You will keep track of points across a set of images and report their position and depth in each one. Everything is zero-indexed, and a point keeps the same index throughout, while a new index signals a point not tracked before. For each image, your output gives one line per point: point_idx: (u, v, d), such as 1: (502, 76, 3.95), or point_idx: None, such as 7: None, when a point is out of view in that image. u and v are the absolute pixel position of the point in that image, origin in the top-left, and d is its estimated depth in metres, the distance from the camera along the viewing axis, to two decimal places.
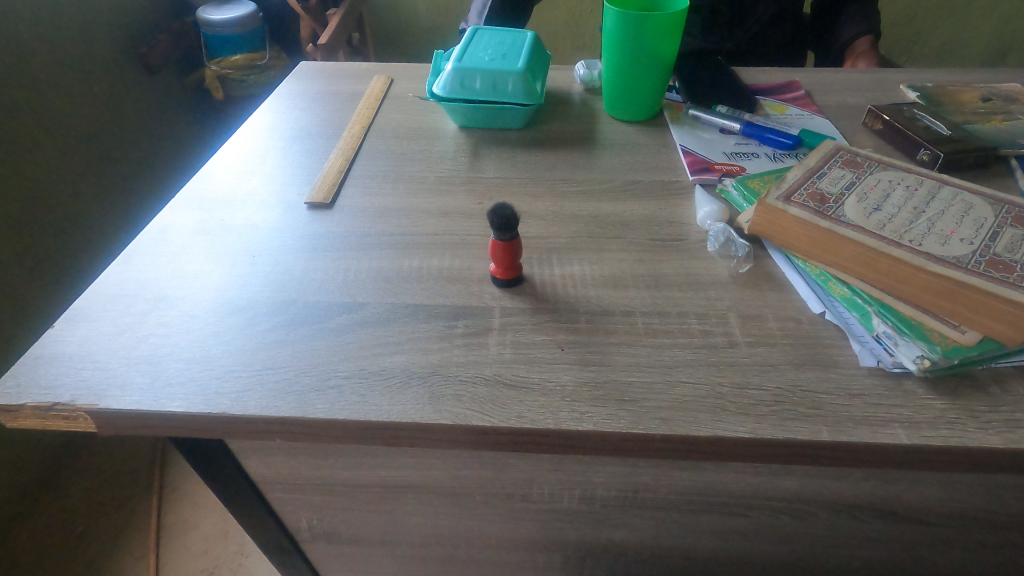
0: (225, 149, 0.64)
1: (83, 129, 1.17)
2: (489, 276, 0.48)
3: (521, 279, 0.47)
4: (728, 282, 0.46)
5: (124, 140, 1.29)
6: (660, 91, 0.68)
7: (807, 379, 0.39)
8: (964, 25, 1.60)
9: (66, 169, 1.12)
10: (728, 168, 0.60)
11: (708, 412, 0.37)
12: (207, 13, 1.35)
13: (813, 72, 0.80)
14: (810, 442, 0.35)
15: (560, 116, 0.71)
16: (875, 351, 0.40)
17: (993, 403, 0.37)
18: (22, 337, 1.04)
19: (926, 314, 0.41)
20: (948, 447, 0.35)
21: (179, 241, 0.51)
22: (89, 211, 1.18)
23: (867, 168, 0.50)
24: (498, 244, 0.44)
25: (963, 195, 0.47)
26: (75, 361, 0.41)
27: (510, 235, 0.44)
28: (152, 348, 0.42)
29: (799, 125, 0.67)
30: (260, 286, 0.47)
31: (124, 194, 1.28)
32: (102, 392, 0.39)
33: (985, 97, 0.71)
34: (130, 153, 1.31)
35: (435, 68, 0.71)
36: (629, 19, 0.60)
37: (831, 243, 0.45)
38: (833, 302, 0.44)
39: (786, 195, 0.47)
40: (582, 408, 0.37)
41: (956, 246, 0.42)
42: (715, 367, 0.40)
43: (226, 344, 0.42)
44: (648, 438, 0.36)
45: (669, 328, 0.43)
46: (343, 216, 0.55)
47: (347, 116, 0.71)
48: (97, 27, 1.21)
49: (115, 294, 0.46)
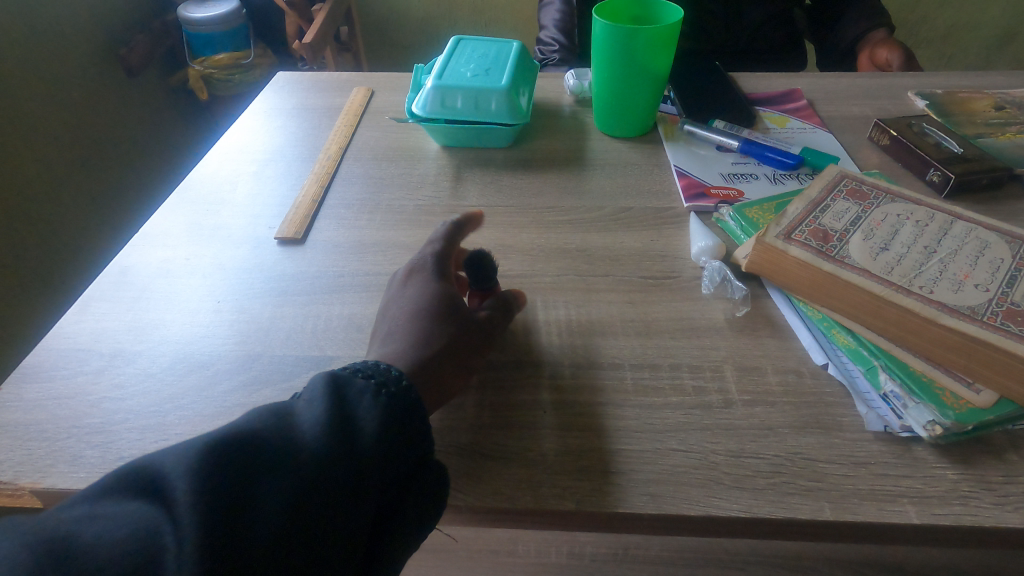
0: (193, 176, 0.61)
1: (64, 136, 1.13)
2: None
3: None
4: (723, 328, 0.43)
5: (106, 144, 1.25)
6: (654, 105, 0.64)
7: (809, 445, 0.36)
8: (971, 9, 1.55)
9: (47, 177, 1.08)
10: (725, 193, 0.56)
11: (701, 486, 0.34)
12: (189, 11, 1.30)
13: (815, 78, 0.76)
14: (812, 522, 0.32)
15: (548, 132, 0.68)
16: (882, 414, 0.37)
17: (1011, 472, 0.34)
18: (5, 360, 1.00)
19: (936, 369, 0.38)
20: (961, 527, 0.32)
21: (138, 286, 0.48)
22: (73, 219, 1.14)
23: (873, 199, 0.47)
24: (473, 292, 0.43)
25: (977, 231, 0.44)
26: (20, 432, 0.38)
27: (486, 287, 0.42)
28: (105, 414, 0.39)
29: (800, 140, 0.63)
30: (223, 339, 0.44)
31: (109, 199, 1.25)
32: (48, 467, 0.36)
33: (996, 106, 0.67)
34: (114, 157, 1.27)
35: (417, 83, 0.67)
36: (619, 32, 0.56)
37: (834, 287, 0.41)
38: (837, 353, 0.41)
39: (786, 232, 0.44)
40: (564, 482, 0.34)
41: (971, 293, 0.38)
42: (709, 430, 0.37)
43: (184, 409, 0.39)
44: (635, 516, 0.33)
45: (660, 384, 0.40)
46: (316, 252, 0.52)
47: (324, 135, 0.68)
48: (72, 28, 1.16)
49: (69, 348, 0.43)
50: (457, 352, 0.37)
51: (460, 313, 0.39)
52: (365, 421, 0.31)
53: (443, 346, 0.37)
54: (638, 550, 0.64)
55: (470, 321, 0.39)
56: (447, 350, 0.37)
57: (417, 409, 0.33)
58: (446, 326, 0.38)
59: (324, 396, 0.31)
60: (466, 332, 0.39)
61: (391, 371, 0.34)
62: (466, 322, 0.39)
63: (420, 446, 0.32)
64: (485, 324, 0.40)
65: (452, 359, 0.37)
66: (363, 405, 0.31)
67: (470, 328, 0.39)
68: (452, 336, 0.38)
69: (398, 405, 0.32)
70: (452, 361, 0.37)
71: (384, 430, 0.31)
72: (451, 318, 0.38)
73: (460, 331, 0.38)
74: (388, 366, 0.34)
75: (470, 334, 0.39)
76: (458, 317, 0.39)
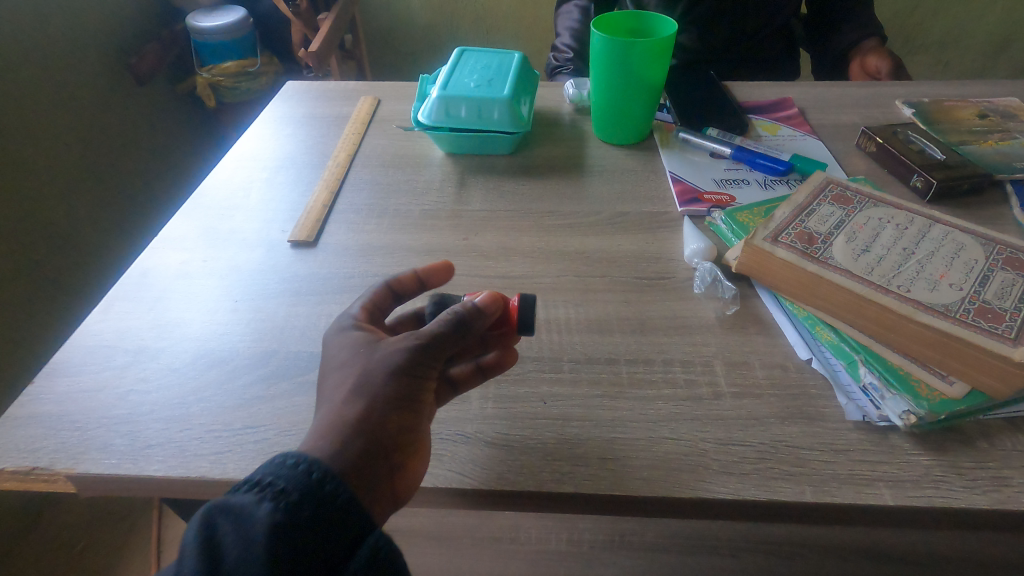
0: (208, 183, 0.63)
1: (76, 143, 1.16)
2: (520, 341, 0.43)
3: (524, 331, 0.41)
4: (714, 325, 0.46)
5: (117, 151, 1.28)
6: (650, 114, 0.67)
7: (792, 434, 0.38)
8: (967, 16, 1.57)
9: (60, 183, 1.11)
10: (717, 198, 0.59)
11: (691, 472, 0.36)
12: (196, 21, 1.33)
13: (807, 87, 0.78)
14: (793, 503, 0.35)
15: (548, 139, 0.70)
16: (861, 404, 0.39)
17: (981, 459, 0.36)
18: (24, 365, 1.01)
19: (913, 363, 0.40)
20: (933, 508, 0.34)
21: (159, 287, 0.51)
22: (86, 224, 1.17)
23: (856, 204, 0.50)
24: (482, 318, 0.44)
25: (954, 234, 0.46)
26: (53, 422, 0.40)
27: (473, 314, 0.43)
28: (132, 405, 0.41)
29: (790, 148, 0.66)
30: (241, 336, 0.46)
31: (120, 205, 1.28)
32: (80, 454, 0.38)
33: (981, 114, 0.70)
34: (124, 164, 1.30)
35: (422, 93, 0.70)
36: (616, 45, 0.59)
37: (819, 287, 0.44)
38: (820, 348, 0.43)
39: (773, 235, 0.47)
40: (563, 468, 0.37)
41: (946, 292, 0.41)
42: (699, 420, 0.39)
43: (206, 401, 0.41)
44: (629, 499, 0.36)
45: (654, 378, 0.42)
46: (328, 254, 0.54)
47: (333, 143, 0.71)
48: (81, 37, 1.18)
49: (95, 345, 0.46)
50: (388, 397, 0.33)
51: (392, 348, 0.35)
52: (257, 546, 0.27)
53: (372, 396, 0.33)
54: (635, 538, 0.67)
55: (400, 354, 0.34)
56: (376, 401, 0.33)
57: (326, 499, 0.29)
58: (369, 371, 0.34)
59: (200, 546, 0.28)
60: (398, 370, 0.34)
61: (295, 464, 0.30)
62: (400, 354, 0.34)
63: (339, 530, 0.29)
64: (421, 347, 0.35)
65: (386, 411, 0.33)
66: (256, 526, 0.28)
67: (404, 360, 0.34)
68: (380, 380, 0.33)
69: (290, 508, 0.28)
70: (389, 408, 0.33)
71: (280, 543, 0.28)
72: (378, 360, 0.34)
73: (390, 372, 0.34)
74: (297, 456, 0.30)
75: (405, 367, 0.34)
76: (390, 354, 0.34)
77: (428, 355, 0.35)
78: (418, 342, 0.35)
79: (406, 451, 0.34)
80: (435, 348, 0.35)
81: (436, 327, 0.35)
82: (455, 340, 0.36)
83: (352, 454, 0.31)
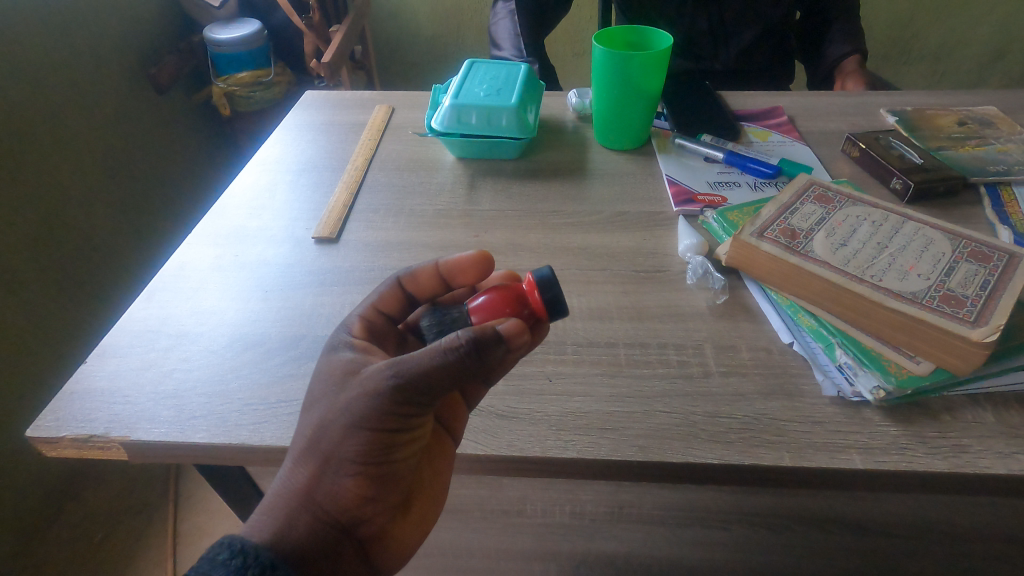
0: (235, 185, 0.68)
1: (111, 152, 1.21)
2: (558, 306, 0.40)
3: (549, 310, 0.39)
4: (705, 313, 0.50)
5: (148, 160, 1.33)
6: (648, 121, 0.71)
7: (774, 408, 0.42)
8: (959, 27, 1.62)
9: (98, 191, 1.16)
10: (710, 199, 0.63)
11: (682, 440, 0.40)
12: (214, 33, 1.38)
13: (797, 96, 0.83)
14: (774, 468, 0.39)
15: (552, 145, 0.75)
16: (837, 381, 0.43)
17: (943, 429, 0.40)
18: (57, 364, 1.03)
19: (884, 344, 0.44)
20: (900, 472, 0.38)
21: (197, 278, 0.55)
22: (123, 229, 1.23)
23: (837, 203, 0.54)
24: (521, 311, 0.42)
25: (924, 230, 0.50)
26: (106, 396, 0.45)
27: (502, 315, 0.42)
28: (177, 382, 0.46)
29: (779, 153, 0.70)
30: (272, 322, 0.51)
31: (152, 212, 1.33)
32: (133, 424, 0.43)
33: (959, 121, 0.74)
34: (155, 172, 1.35)
35: (434, 102, 0.75)
36: (616, 57, 0.64)
37: (800, 278, 0.48)
38: (802, 333, 0.47)
39: (759, 231, 0.51)
40: (567, 437, 0.41)
41: (914, 281, 0.45)
42: (690, 396, 0.43)
43: (244, 378, 0.46)
44: (626, 464, 0.40)
45: (649, 359, 0.46)
46: (349, 250, 0.59)
47: (351, 148, 0.75)
48: (108, 48, 1.22)
49: (140, 330, 0.50)
50: (351, 459, 0.35)
51: (365, 391, 0.34)
52: None
53: (335, 459, 0.35)
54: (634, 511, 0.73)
55: (370, 404, 0.34)
56: (336, 466, 0.35)
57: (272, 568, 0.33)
58: (334, 424, 0.35)
59: None
60: (367, 427, 0.35)
61: (229, 551, 0.33)
62: (374, 404, 0.34)
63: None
64: (395, 399, 0.34)
65: (347, 481, 0.36)
66: None
67: (372, 415, 0.34)
68: (344, 443, 0.35)
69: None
70: (351, 474, 0.36)
71: None
72: (349, 408, 0.35)
73: (357, 429, 0.35)
74: (236, 541, 0.33)
75: (374, 423, 0.34)
76: (361, 405, 0.34)
77: (407, 405, 0.34)
78: (394, 389, 0.34)
79: (376, 502, 0.38)
80: (416, 396, 0.34)
81: (418, 371, 0.33)
82: (447, 381, 0.33)
83: (310, 525, 0.36)
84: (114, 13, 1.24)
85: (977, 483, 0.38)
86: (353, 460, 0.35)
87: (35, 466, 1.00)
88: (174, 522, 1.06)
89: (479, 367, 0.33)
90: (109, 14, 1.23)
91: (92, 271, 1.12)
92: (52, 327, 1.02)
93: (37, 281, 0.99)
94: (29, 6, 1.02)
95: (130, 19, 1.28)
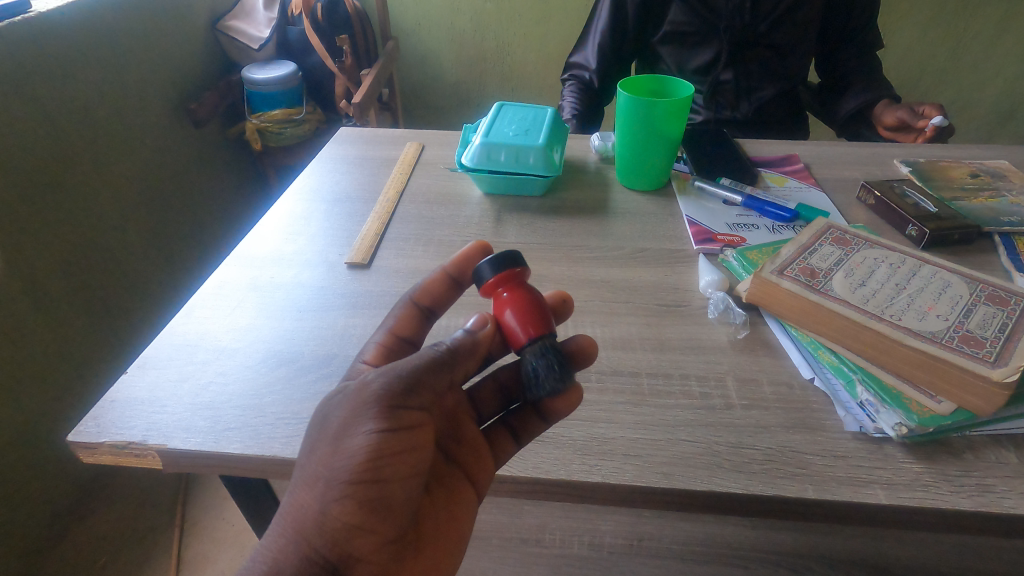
0: (271, 211, 0.71)
1: (148, 181, 1.25)
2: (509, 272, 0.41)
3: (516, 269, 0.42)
4: (726, 347, 0.51)
5: (182, 189, 1.37)
6: (669, 164, 0.74)
7: (795, 441, 0.43)
8: (970, 88, 1.67)
9: (133, 217, 1.20)
10: (730, 239, 0.65)
11: (705, 468, 0.41)
12: (252, 72, 1.45)
13: (811, 146, 0.86)
14: (797, 499, 0.39)
15: (575, 184, 0.78)
16: (859, 417, 0.44)
17: (967, 468, 0.41)
18: (76, 383, 1.04)
19: (906, 383, 0.45)
20: (924, 508, 0.38)
21: (235, 297, 0.58)
22: (152, 255, 1.26)
23: (854, 245, 0.56)
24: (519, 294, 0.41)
25: (941, 273, 0.52)
26: (145, 405, 0.46)
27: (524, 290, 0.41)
28: (213, 394, 0.47)
29: (796, 198, 0.73)
30: (305, 340, 0.53)
31: (182, 239, 1.37)
32: (170, 434, 0.44)
33: (973, 173, 0.76)
34: (188, 201, 1.40)
35: (464, 140, 0.79)
36: (639, 104, 0.67)
37: (820, 315, 0.49)
38: (822, 369, 0.48)
39: (779, 269, 0.53)
40: (592, 461, 0.42)
41: (933, 321, 0.46)
42: (714, 426, 0.44)
43: (277, 393, 0.47)
44: (650, 491, 0.40)
45: (672, 390, 0.47)
46: (379, 276, 0.61)
47: (383, 181, 0.79)
48: (153, 83, 1.28)
49: (179, 343, 0.52)
50: (340, 479, 0.35)
51: (354, 396, 0.36)
52: None
53: (324, 481, 0.35)
54: (651, 543, 0.77)
55: (359, 408, 0.36)
56: (324, 488, 0.35)
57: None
58: (325, 439, 0.36)
59: None
60: (359, 434, 0.35)
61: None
62: (366, 406, 0.36)
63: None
64: (384, 393, 0.36)
65: (335, 505, 0.35)
66: None
67: (367, 413, 0.35)
68: (332, 458, 0.35)
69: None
70: (340, 498, 0.35)
71: None
72: (340, 419, 0.36)
73: (347, 439, 0.35)
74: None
75: (363, 428, 0.35)
76: (350, 411, 0.36)
77: (396, 403, 0.36)
78: (384, 383, 0.36)
79: (373, 533, 0.36)
80: (406, 391, 0.36)
81: (405, 364, 0.38)
82: (433, 372, 0.38)
83: (299, 561, 0.35)
84: (159, 52, 1.30)
85: (1003, 524, 0.38)
86: (346, 478, 0.35)
87: (50, 484, 1.00)
88: (180, 548, 1.05)
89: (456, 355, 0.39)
90: (156, 53, 1.29)
91: (120, 293, 1.15)
92: (78, 345, 1.04)
93: (66, 300, 1.01)
94: (83, 43, 1.08)
95: (174, 58, 1.35)
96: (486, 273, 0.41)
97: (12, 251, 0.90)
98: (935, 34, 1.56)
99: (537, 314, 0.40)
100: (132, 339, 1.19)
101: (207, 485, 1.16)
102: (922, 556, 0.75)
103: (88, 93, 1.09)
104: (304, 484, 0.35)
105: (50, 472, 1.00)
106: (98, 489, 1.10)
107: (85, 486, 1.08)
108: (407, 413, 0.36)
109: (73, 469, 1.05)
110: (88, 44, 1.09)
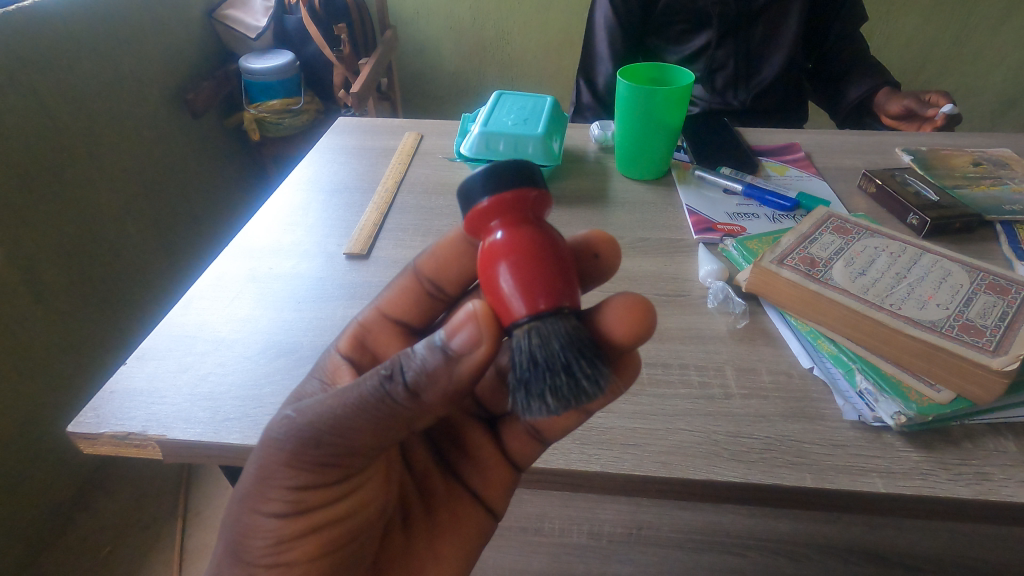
0: (269, 203, 0.71)
1: (145, 172, 1.24)
2: (501, 206, 0.31)
3: (514, 201, 0.31)
4: (726, 337, 0.51)
5: (179, 181, 1.37)
6: (669, 153, 0.74)
7: (794, 430, 0.43)
8: (975, 75, 1.65)
9: (130, 209, 1.19)
10: (729, 228, 0.65)
11: (704, 458, 0.41)
12: (249, 62, 1.43)
13: (813, 134, 0.85)
14: (796, 489, 0.39)
15: (574, 174, 0.77)
16: (857, 406, 0.44)
17: (965, 456, 0.41)
18: (75, 376, 1.04)
19: (905, 372, 0.45)
20: (921, 496, 0.38)
21: (233, 288, 0.58)
22: (150, 247, 1.25)
23: (854, 234, 0.56)
24: (517, 244, 0.30)
25: (942, 262, 0.52)
26: (144, 396, 0.46)
27: (525, 232, 0.31)
28: (213, 384, 0.47)
29: (797, 187, 0.72)
30: (303, 331, 0.52)
31: (181, 231, 1.37)
32: (169, 424, 0.44)
33: (975, 161, 0.76)
34: (186, 192, 1.39)
35: (463, 130, 0.78)
36: (640, 91, 0.67)
37: (820, 305, 0.49)
38: (821, 358, 0.48)
39: (779, 259, 0.53)
40: (590, 450, 0.42)
41: (932, 310, 0.46)
42: (713, 415, 0.44)
43: (276, 385, 0.47)
44: (648, 480, 0.40)
45: (671, 379, 0.47)
46: (378, 266, 0.61)
47: (381, 171, 0.78)
48: (149, 73, 1.27)
49: (177, 334, 0.52)
50: (247, 558, 0.34)
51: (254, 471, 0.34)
52: None
53: (234, 559, 0.35)
54: (651, 531, 0.78)
55: (256, 486, 0.33)
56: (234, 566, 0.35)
57: None
58: (231, 516, 0.35)
59: None
60: (258, 516, 0.34)
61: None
62: (261, 486, 0.33)
63: None
64: (278, 471, 0.33)
65: None
66: None
67: (259, 493, 0.33)
68: (235, 540, 0.35)
69: None
70: None
71: None
72: (244, 493, 0.34)
73: (248, 520, 0.34)
74: None
75: (260, 509, 0.34)
76: (250, 487, 0.34)
77: (293, 479, 0.33)
78: (284, 455, 0.32)
79: None
80: (305, 463, 0.32)
81: (308, 430, 0.32)
82: (358, 432, 0.32)
83: None
84: (155, 42, 1.29)
85: (999, 513, 0.39)
86: (250, 558, 0.34)
87: (51, 474, 1.00)
88: (183, 539, 1.05)
89: (414, 401, 0.31)
90: (151, 43, 1.28)
91: (117, 285, 1.15)
92: (77, 337, 1.04)
93: (68, 292, 1.01)
94: (77, 33, 1.07)
95: (170, 48, 1.34)
96: (477, 197, 0.32)
97: (9, 245, 0.90)
98: (938, 21, 1.54)
99: (538, 275, 0.29)
100: (131, 329, 1.19)
101: (208, 475, 1.16)
102: (921, 544, 0.76)
103: (84, 84, 1.08)
104: (217, 556, 0.36)
105: (49, 463, 0.99)
106: (98, 479, 1.10)
107: (84, 477, 1.08)
108: (308, 491, 0.34)
109: (73, 460, 1.05)
110: (82, 34, 1.08)
